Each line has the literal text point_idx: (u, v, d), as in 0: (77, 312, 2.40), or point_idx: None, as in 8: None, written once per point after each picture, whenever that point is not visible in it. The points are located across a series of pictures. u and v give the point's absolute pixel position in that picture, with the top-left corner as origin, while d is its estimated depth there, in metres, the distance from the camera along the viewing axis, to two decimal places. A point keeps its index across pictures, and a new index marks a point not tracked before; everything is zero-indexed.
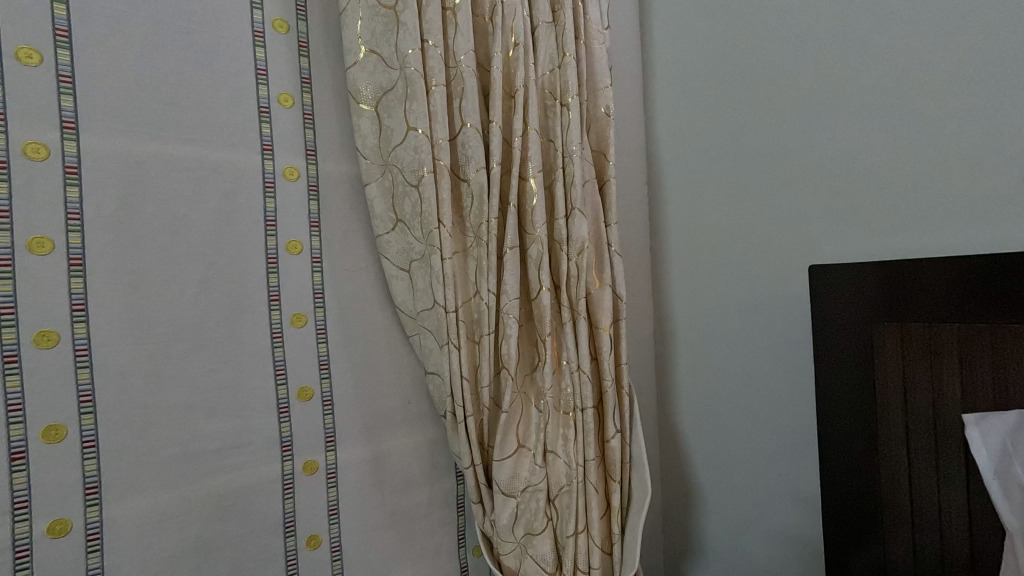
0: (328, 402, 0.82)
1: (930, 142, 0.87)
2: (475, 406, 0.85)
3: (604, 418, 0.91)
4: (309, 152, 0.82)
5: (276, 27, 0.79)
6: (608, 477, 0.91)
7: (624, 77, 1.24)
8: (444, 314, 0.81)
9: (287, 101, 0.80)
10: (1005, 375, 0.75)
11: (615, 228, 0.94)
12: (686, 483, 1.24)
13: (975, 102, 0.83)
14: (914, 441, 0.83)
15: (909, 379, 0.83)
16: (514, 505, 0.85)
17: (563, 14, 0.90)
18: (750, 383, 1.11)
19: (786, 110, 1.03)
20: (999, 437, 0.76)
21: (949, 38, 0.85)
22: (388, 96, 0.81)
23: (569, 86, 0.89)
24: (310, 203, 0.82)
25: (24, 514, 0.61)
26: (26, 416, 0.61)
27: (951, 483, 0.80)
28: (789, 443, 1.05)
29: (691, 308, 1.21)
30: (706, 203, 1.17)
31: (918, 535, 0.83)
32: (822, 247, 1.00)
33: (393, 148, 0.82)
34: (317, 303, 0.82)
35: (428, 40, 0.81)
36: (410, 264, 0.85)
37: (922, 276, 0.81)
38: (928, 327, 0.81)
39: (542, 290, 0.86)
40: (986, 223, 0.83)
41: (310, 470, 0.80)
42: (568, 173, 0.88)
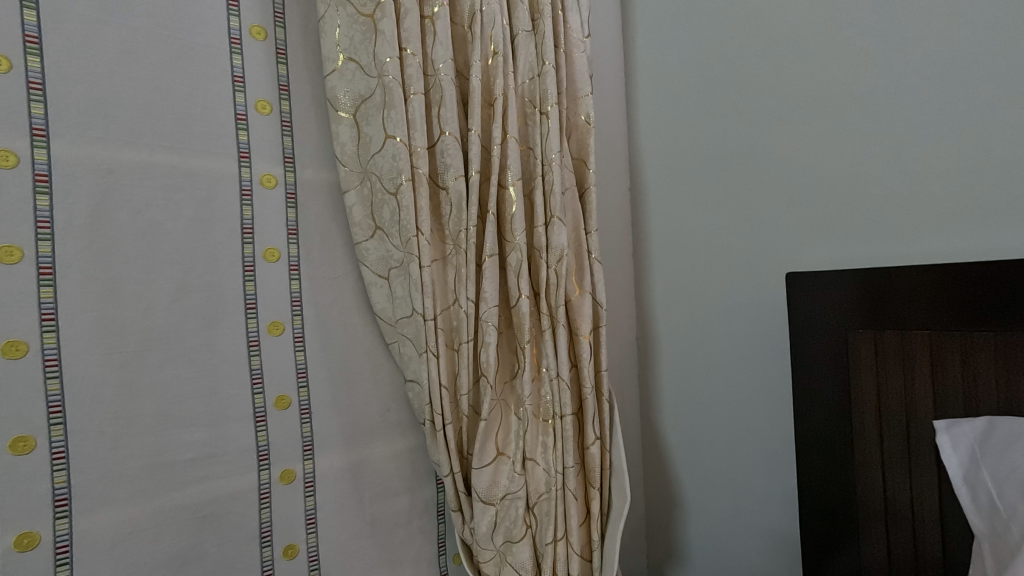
0: (306, 411, 0.82)
1: (904, 151, 0.89)
2: (455, 414, 0.85)
3: (583, 425, 0.91)
4: (287, 160, 0.81)
5: (254, 34, 0.79)
6: (588, 485, 0.91)
7: (605, 84, 1.25)
8: (423, 323, 0.81)
9: (264, 108, 0.80)
10: (975, 381, 0.76)
11: (595, 236, 0.95)
12: (667, 488, 1.24)
13: (947, 114, 0.85)
14: (888, 448, 0.83)
15: (882, 386, 0.84)
16: (494, 512, 0.85)
17: (542, 23, 0.90)
18: (731, 389, 1.12)
19: (765, 118, 1.05)
20: (968, 444, 0.74)
21: (921, 51, 0.86)
22: (366, 104, 0.81)
23: (548, 95, 0.89)
24: (288, 210, 0.81)
25: None
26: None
27: (925, 489, 0.80)
28: (769, 449, 1.06)
29: (673, 314, 1.22)
30: (687, 210, 1.18)
31: (892, 542, 0.83)
32: (800, 254, 1.01)
33: (372, 156, 0.82)
34: (295, 311, 0.82)
35: (406, 48, 0.81)
36: (389, 271, 0.84)
37: (897, 286, 0.82)
38: (901, 335, 0.82)
39: (521, 298, 0.86)
40: (957, 232, 0.84)
41: (288, 479, 0.79)
42: (547, 180, 0.89)
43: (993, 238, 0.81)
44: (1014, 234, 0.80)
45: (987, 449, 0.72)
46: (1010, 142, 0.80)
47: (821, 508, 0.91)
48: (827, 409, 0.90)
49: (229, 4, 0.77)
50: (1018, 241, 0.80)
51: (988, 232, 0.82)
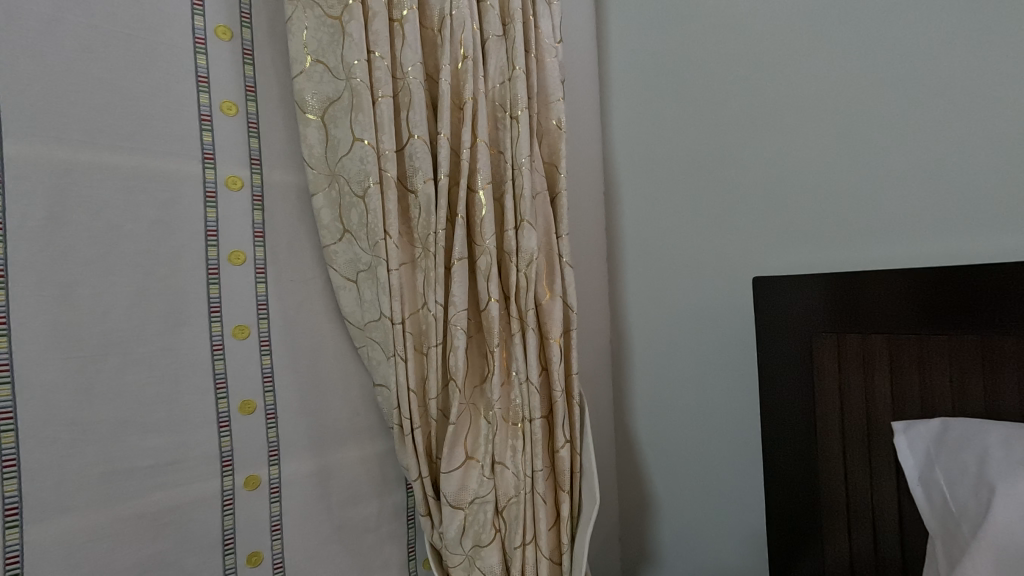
0: (271, 415, 0.81)
1: (866, 159, 0.91)
2: (423, 418, 0.85)
3: (553, 428, 0.92)
4: (254, 161, 0.81)
5: (219, 34, 0.78)
6: (558, 487, 0.92)
7: (579, 89, 1.26)
8: (391, 327, 0.81)
9: (230, 109, 0.79)
10: (931, 384, 0.78)
11: (566, 240, 0.95)
12: (641, 491, 1.25)
13: (905, 124, 0.87)
14: (850, 449, 0.85)
15: (844, 387, 0.86)
16: (462, 517, 0.84)
17: (513, 28, 0.91)
18: (702, 392, 1.13)
19: (733, 126, 1.07)
20: (924, 445, 0.74)
21: (881, 62, 0.89)
22: (335, 107, 0.81)
23: (518, 99, 0.90)
24: (254, 212, 0.80)
25: (14, 521, 0.62)
26: (15, 425, 0.62)
27: (885, 490, 0.82)
28: (738, 452, 1.07)
29: (646, 317, 1.23)
30: (660, 214, 1.19)
31: (855, 542, 0.85)
32: (768, 259, 1.03)
33: (340, 159, 0.81)
34: (261, 315, 0.81)
35: (374, 52, 0.80)
36: (357, 275, 0.84)
37: (862, 291, 0.84)
38: (862, 338, 0.84)
39: (491, 302, 0.86)
40: (915, 238, 0.87)
41: (252, 485, 0.78)
42: (517, 184, 0.89)
43: (950, 244, 0.84)
44: (971, 239, 0.82)
45: (941, 449, 0.73)
46: (965, 150, 0.82)
47: (787, 510, 0.93)
48: (792, 411, 0.92)
49: (194, 3, 0.76)
50: (974, 246, 0.82)
51: (944, 237, 0.84)
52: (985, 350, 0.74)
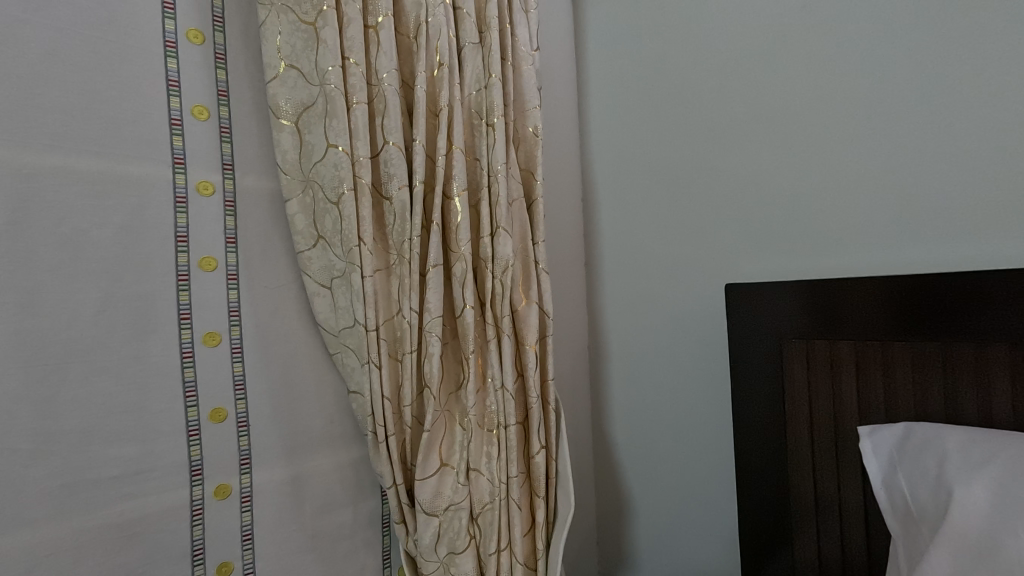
0: (243, 423, 0.80)
1: (834, 169, 0.93)
2: (398, 425, 0.84)
3: (529, 435, 0.92)
4: (226, 166, 0.80)
5: (191, 38, 0.77)
6: (533, 493, 0.92)
7: (558, 96, 1.27)
8: (365, 333, 0.80)
9: (201, 113, 0.78)
10: (895, 390, 0.80)
11: (542, 246, 0.96)
12: (618, 495, 1.26)
13: (871, 136, 0.90)
14: (819, 453, 0.87)
15: (813, 392, 0.88)
16: (437, 523, 0.84)
17: (489, 36, 0.92)
18: (677, 397, 1.14)
19: (708, 134, 1.08)
20: (888, 449, 0.76)
21: (848, 75, 0.92)
22: (308, 112, 0.80)
23: (494, 106, 0.90)
24: (226, 218, 0.79)
25: None
26: None
27: (851, 493, 0.83)
28: (712, 456, 1.09)
29: (623, 323, 1.24)
30: (637, 221, 1.20)
31: (824, 544, 0.86)
32: (741, 266, 1.04)
33: (314, 164, 0.81)
34: (233, 322, 0.80)
35: (349, 57, 0.80)
36: (332, 281, 0.84)
37: (832, 298, 0.86)
38: (830, 344, 0.86)
39: (466, 308, 0.86)
40: (880, 247, 0.89)
41: (222, 494, 0.77)
42: (493, 191, 0.90)
43: (915, 252, 0.86)
44: (933, 249, 0.84)
45: (904, 453, 0.74)
46: (927, 162, 0.85)
47: (758, 513, 0.94)
48: (763, 415, 0.94)
49: (165, 6, 0.75)
50: (937, 255, 0.84)
51: (908, 246, 0.87)
52: (945, 356, 0.76)
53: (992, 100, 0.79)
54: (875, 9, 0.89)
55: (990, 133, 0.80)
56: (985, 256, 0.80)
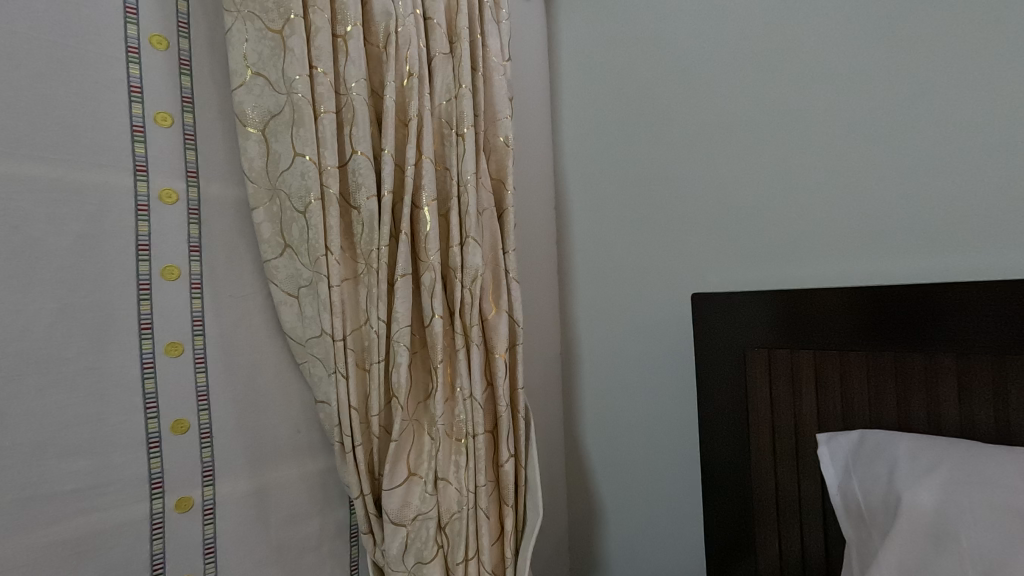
0: (206, 435, 0.78)
1: (796, 183, 0.96)
2: (365, 435, 0.84)
3: (497, 443, 0.93)
4: (190, 174, 0.79)
5: (154, 43, 0.76)
6: (502, 501, 0.93)
7: (531, 105, 1.28)
8: (332, 343, 0.80)
9: (165, 120, 0.77)
10: (851, 397, 0.82)
11: (513, 256, 0.97)
12: (589, 501, 1.27)
13: (829, 151, 0.93)
14: (780, 459, 0.89)
15: (775, 400, 0.90)
16: (404, 533, 0.83)
17: (460, 46, 0.92)
18: (646, 404, 1.16)
19: (675, 146, 1.11)
20: (844, 454, 0.79)
21: (809, 92, 0.95)
22: (275, 120, 0.80)
23: (464, 116, 0.91)
24: (190, 226, 0.78)
25: None
26: None
27: (810, 499, 0.85)
28: (679, 463, 1.11)
29: (594, 330, 1.25)
30: (608, 230, 1.22)
31: (784, 548, 0.88)
32: (708, 275, 1.07)
33: (281, 173, 0.80)
34: (196, 331, 0.78)
35: (317, 67, 0.80)
36: (299, 290, 0.83)
37: (793, 307, 0.89)
38: (790, 353, 0.89)
39: (435, 317, 0.87)
40: (837, 259, 0.92)
41: (184, 507, 0.75)
42: (462, 201, 0.90)
43: (871, 264, 0.89)
44: (887, 262, 0.88)
45: (858, 459, 0.76)
46: (882, 177, 0.88)
47: (723, 518, 0.96)
48: (727, 422, 0.96)
49: (127, 11, 0.74)
50: (891, 267, 0.87)
51: (864, 259, 0.90)
52: (897, 365, 0.79)
53: (942, 120, 0.83)
54: (836, 29, 0.92)
55: (938, 152, 0.83)
56: (937, 269, 0.83)
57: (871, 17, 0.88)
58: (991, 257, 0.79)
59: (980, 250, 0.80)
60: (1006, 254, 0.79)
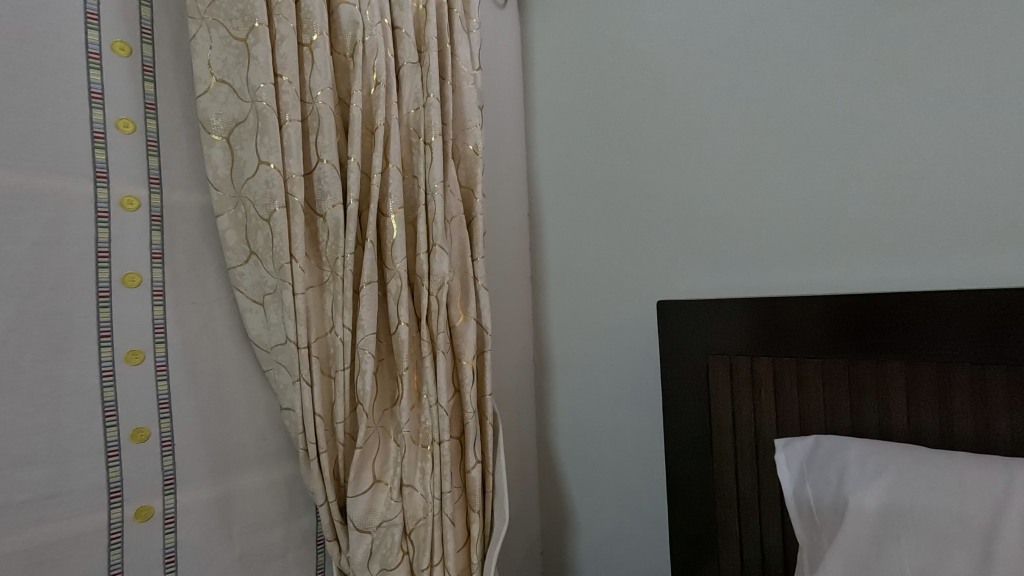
0: (167, 443, 0.78)
1: (757, 194, 0.99)
2: (331, 442, 0.84)
3: (464, 449, 0.94)
4: (153, 181, 0.78)
5: (116, 49, 0.76)
6: (469, 507, 0.94)
7: (505, 113, 1.29)
8: (296, 351, 0.80)
9: (127, 127, 0.76)
10: (807, 403, 0.85)
11: (481, 263, 0.99)
12: (561, 507, 1.28)
13: (788, 164, 0.96)
14: (741, 464, 0.91)
15: (736, 405, 0.92)
16: (369, 540, 0.83)
17: (428, 56, 0.93)
18: (616, 409, 1.17)
19: (644, 155, 1.13)
20: (799, 461, 0.80)
21: (770, 105, 0.98)
22: (240, 128, 0.80)
23: (432, 125, 0.92)
24: (153, 232, 0.78)
25: None
26: None
27: (770, 503, 0.87)
28: (647, 468, 1.12)
29: (565, 336, 1.26)
30: (579, 237, 1.24)
31: (745, 552, 0.90)
32: (676, 282, 1.09)
33: (245, 181, 0.80)
34: (158, 339, 0.78)
35: (282, 75, 0.80)
36: (264, 297, 0.83)
37: (752, 315, 0.92)
38: (750, 360, 0.91)
39: (400, 325, 0.87)
40: (798, 268, 0.95)
41: (143, 516, 0.75)
42: (430, 209, 0.91)
43: (829, 273, 0.92)
44: (843, 271, 0.90)
45: (812, 465, 0.78)
46: (838, 190, 0.91)
47: (687, 524, 0.98)
48: (690, 428, 0.97)
49: (88, 17, 0.74)
50: (846, 277, 0.90)
51: (821, 269, 0.92)
52: (850, 372, 0.81)
53: (892, 136, 0.86)
54: (796, 45, 0.95)
55: (890, 166, 0.86)
56: (891, 278, 0.86)
57: (826, 36, 0.92)
58: (939, 268, 0.83)
59: (931, 260, 0.83)
60: (953, 264, 0.82)
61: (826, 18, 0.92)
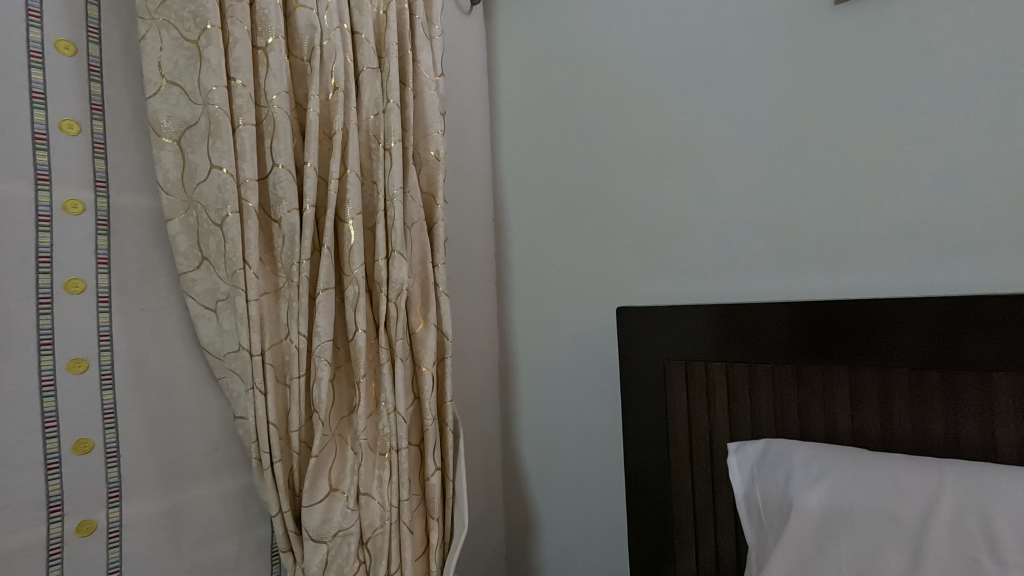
0: (112, 454, 0.75)
1: (715, 203, 1.01)
2: (285, 451, 0.82)
3: (424, 456, 0.94)
4: (99, 183, 0.76)
5: (60, 48, 0.73)
6: (428, 514, 0.93)
7: (471, 118, 1.29)
8: (249, 358, 0.78)
9: (71, 128, 0.74)
10: (759, 408, 0.87)
11: (442, 269, 0.99)
12: (525, 512, 1.28)
13: (743, 174, 0.98)
14: (697, 468, 0.92)
15: (692, 409, 0.94)
16: (325, 551, 0.82)
17: (388, 61, 0.93)
18: (578, 414, 1.18)
19: (606, 163, 1.15)
20: (749, 463, 0.82)
21: (725, 117, 1.00)
22: (191, 131, 0.78)
23: (392, 131, 0.91)
24: (98, 237, 0.76)
25: None
26: None
27: (724, 505, 0.89)
28: (608, 472, 1.13)
29: (530, 341, 1.27)
30: (543, 243, 1.25)
31: (701, 554, 0.91)
32: (637, 289, 1.10)
33: (197, 185, 0.79)
34: (103, 347, 0.75)
35: (235, 78, 0.79)
36: (216, 303, 0.81)
37: (707, 321, 0.94)
38: (705, 365, 0.93)
39: (358, 332, 0.86)
40: (755, 274, 0.97)
41: (86, 530, 0.72)
42: (389, 215, 0.91)
43: (781, 281, 0.94)
44: (795, 279, 0.93)
45: (761, 468, 0.80)
46: (791, 200, 0.93)
47: (646, 528, 0.99)
48: (649, 432, 0.99)
49: (30, 14, 0.71)
50: (797, 284, 0.93)
51: (774, 276, 0.95)
52: (799, 377, 0.84)
53: (840, 148, 0.89)
54: (751, 59, 0.97)
55: (838, 178, 0.89)
56: (839, 285, 0.89)
57: (779, 51, 0.95)
58: (883, 276, 0.86)
59: (875, 268, 0.86)
60: (897, 272, 0.84)
61: (778, 34, 0.95)
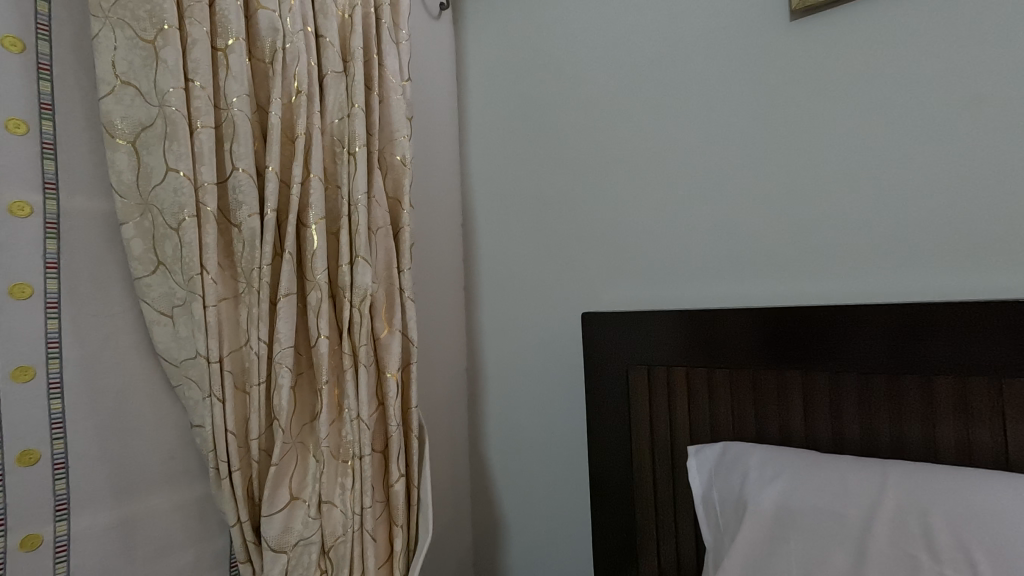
0: (61, 465, 0.73)
1: (678, 211, 1.03)
2: (244, 459, 0.81)
3: (388, 463, 0.93)
4: (49, 185, 0.74)
5: (7, 45, 0.71)
6: (392, 521, 0.93)
7: (439, 123, 1.29)
8: (206, 365, 0.77)
9: (18, 128, 0.71)
10: (717, 412, 0.89)
11: (407, 275, 0.98)
12: (493, 517, 1.28)
13: (705, 183, 1.00)
14: (659, 471, 0.94)
15: (654, 413, 0.96)
16: (285, 561, 0.81)
17: (353, 65, 0.92)
18: (544, 418, 1.19)
19: (573, 170, 1.16)
20: (708, 466, 0.84)
21: (687, 126, 1.02)
22: (147, 133, 0.77)
23: (357, 135, 0.91)
24: (47, 240, 0.73)
25: None
26: None
27: (684, 507, 0.91)
28: (573, 476, 1.14)
29: (497, 345, 1.27)
30: (511, 248, 1.25)
31: (663, 556, 0.93)
32: (603, 294, 1.12)
33: (152, 188, 0.77)
34: (52, 354, 0.73)
35: (193, 80, 0.77)
36: (173, 309, 0.80)
37: (669, 327, 0.95)
38: (667, 370, 0.95)
39: (320, 338, 0.85)
40: (716, 281, 0.99)
41: (31, 544, 0.70)
42: (353, 221, 0.90)
43: (739, 287, 0.97)
44: (754, 286, 0.96)
45: (719, 471, 0.82)
46: (749, 208, 0.96)
47: (610, 531, 1.00)
48: (613, 437, 1.00)
49: None
50: (755, 290, 0.96)
51: (734, 282, 0.98)
52: (755, 381, 0.87)
53: (795, 159, 0.92)
54: (712, 71, 1.00)
55: (793, 187, 0.92)
56: (795, 292, 0.92)
57: (738, 63, 0.97)
58: (835, 283, 0.88)
59: (828, 275, 0.89)
60: (849, 280, 0.87)
61: (737, 46, 0.97)
